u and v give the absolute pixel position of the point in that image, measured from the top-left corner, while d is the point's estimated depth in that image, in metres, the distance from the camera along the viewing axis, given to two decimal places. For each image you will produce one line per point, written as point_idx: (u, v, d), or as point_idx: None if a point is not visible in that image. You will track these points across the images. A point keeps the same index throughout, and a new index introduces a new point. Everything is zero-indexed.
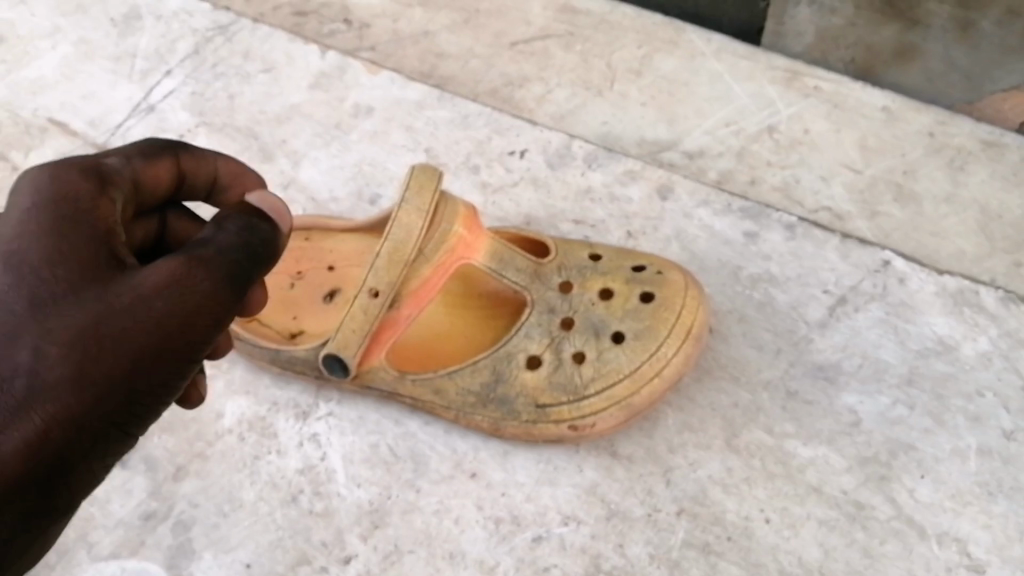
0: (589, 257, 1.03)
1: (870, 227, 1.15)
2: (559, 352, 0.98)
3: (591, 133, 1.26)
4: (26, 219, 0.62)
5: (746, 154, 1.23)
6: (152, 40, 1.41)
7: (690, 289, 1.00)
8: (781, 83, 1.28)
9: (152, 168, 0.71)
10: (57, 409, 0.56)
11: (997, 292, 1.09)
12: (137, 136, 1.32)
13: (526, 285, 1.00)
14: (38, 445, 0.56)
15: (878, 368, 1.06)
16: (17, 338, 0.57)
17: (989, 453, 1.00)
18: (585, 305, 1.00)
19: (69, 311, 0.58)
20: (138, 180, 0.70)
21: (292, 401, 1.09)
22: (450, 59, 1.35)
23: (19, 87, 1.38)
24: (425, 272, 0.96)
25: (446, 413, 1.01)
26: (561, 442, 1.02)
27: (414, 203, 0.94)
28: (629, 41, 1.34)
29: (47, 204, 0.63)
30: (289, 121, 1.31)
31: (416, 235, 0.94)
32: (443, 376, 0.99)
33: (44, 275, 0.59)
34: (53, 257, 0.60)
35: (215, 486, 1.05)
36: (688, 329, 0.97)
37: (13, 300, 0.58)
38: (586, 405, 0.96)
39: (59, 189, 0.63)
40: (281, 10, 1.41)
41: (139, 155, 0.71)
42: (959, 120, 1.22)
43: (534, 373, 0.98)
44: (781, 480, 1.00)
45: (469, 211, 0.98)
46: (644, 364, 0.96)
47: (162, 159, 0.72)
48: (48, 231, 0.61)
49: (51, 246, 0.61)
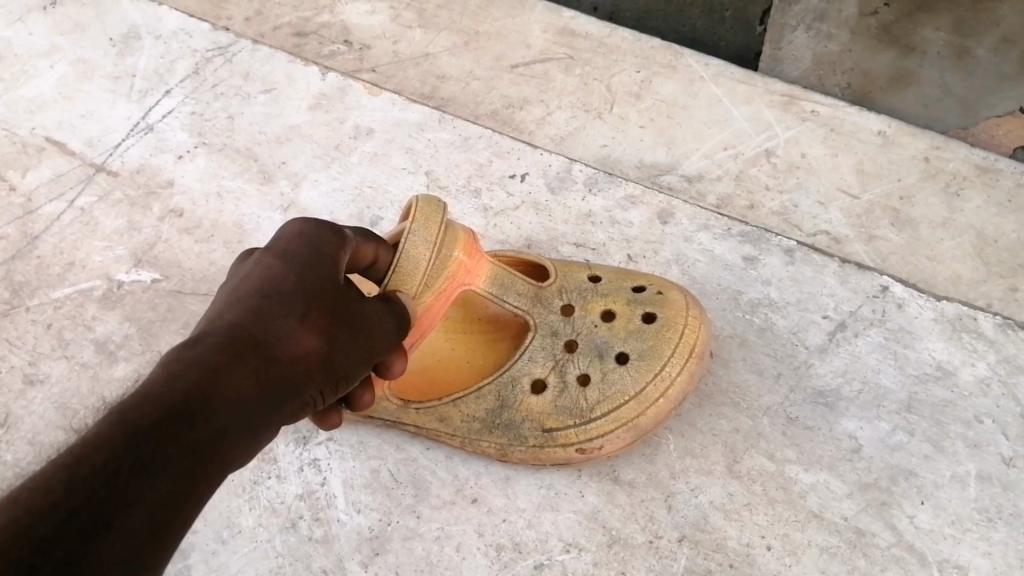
0: (589, 279, 1.03)
1: (867, 250, 1.16)
2: (564, 375, 0.98)
3: (591, 156, 1.27)
4: (289, 240, 0.79)
5: (745, 177, 1.24)
6: (151, 60, 1.41)
7: (692, 307, 1.00)
8: (778, 107, 1.29)
9: (364, 247, 0.85)
10: (311, 350, 0.74)
11: (995, 318, 1.09)
12: (136, 156, 1.31)
13: (528, 309, 0.99)
14: (295, 367, 0.72)
15: (878, 394, 1.05)
16: (287, 297, 0.74)
17: (989, 479, 0.99)
18: (587, 327, 0.99)
19: (324, 292, 0.76)
20: (354, 254, 0.84)
21: (291, 426, 1.08)
22: (451, 81, 1.36)
23: (17, 105, 1.38)
24: (428, 302, 0.90)
25: (451, 441, 1.01)
26: (566, 466, 1.01)
27: (423, 234, 0.88)
28: (629, 64, 1.35)
29: (305, 233, 0.79)
30: (289, 143, 1.31)
31: (423, 268, 0.88)
32: (448, 405, 0.98)
33: (305, 267, 0.76)
34: (310, 262, 0.77)
35: (213, 512, 1.04)
36: (691, 347, 0.97)
37: (284, 276, 0.75)
38: (593, 427, 0.95)
39: (314, 231, 0.79)
40: (282, 31, 1.44)
41: (360, 235, 0.85)
42: (955, 146, 1.23)
43: (539, 398, 0.98)
44: (782, 506, 0.99)
45: (468, 236, 0.94)
46: (650, 385, 0.95)
47: (370, 243, 0.86)
48: (308, 250, 0.78)
49: (308, 256, 0.77)
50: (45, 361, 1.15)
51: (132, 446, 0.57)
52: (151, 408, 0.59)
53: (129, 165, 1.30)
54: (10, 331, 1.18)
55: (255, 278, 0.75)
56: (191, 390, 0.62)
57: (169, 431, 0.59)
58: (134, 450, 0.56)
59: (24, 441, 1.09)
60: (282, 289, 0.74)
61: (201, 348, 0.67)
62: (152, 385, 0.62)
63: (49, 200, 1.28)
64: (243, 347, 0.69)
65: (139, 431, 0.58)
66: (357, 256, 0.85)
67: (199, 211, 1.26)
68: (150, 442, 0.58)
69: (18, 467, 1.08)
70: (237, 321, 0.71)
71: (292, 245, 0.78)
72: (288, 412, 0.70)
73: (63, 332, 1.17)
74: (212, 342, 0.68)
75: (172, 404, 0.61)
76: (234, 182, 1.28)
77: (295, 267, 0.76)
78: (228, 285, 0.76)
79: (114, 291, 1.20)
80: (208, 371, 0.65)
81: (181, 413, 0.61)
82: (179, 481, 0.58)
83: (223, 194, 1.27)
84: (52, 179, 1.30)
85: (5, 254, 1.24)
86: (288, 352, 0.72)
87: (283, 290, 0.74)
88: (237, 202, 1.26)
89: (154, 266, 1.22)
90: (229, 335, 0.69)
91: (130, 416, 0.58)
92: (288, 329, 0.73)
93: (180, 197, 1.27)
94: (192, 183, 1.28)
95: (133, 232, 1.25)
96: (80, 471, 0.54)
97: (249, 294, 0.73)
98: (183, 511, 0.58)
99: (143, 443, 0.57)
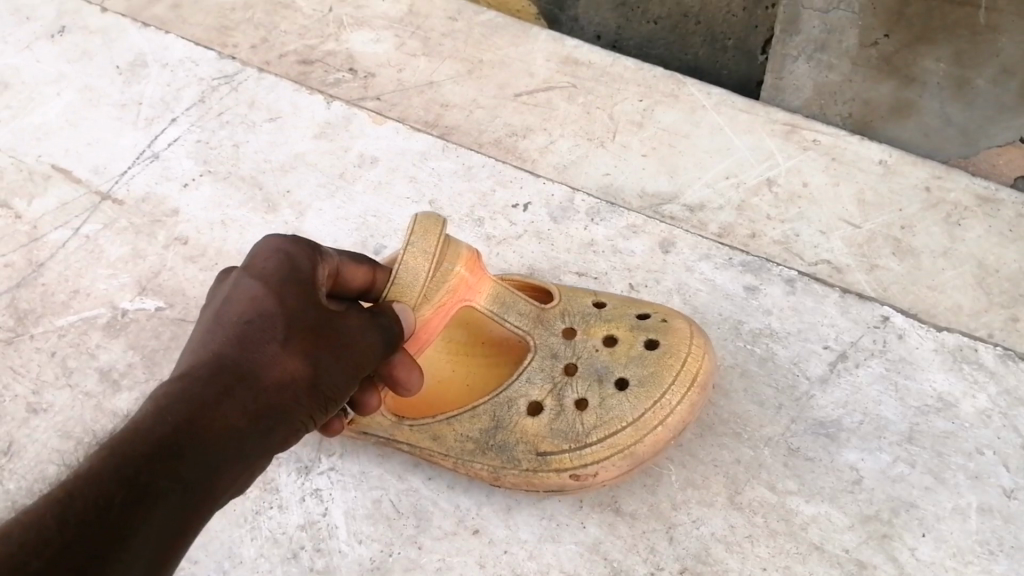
0: (593, 304, 1.03)
1: (868, 279, 1.17)
2: (560, 400, 0.98)
3: (593, 184, 1.28)
4: (267, 256, 0.81)
5: (747, 207, 1.25)
6: (158, 88, 1.42)
7: (696, 335, 1.00)
8: (780, 136, 1.30)
9: (356, 267, 0.88)
10: (298, 375, 0.77)
11: (996, 350, 1.09)
12: (142, 184, 1.32)
13: (528, 330, 0.99)
14: (280, 395, 0.76)
15: (879, 426, 1.05)
16: (269, 322, 0.77)
17: (990, 511, 0.99)
18: (588, 352, 0.99)
19: (307, 314, 0.79)
20: (343, 273, 0.87)
21: (295, 456, 1.09)
22: (455, 109, 1.38)
23: (23, 133, 1.39)
24: (426, 313, 0.91)
25: (444, 461, 1.00)
26: (560, 493, 1.00)
27: (421, 245, 0.89)
28: (631, 93, 1.36)
29: (283, 249, 0.81)
30: (293, 171, 1.31)
31: (423, 278, 0.89)
32: (443, 422, 0.98)
33: (285, 286, 0.79)
34: (291, 282, 0.79)
35: (216, 542, 1.04)
36: (693, 377, 0.97)
37: (263, 296, 0.78)
38: (587, 453, 0.95)
39: (289, 247, 0.82)
40: (287, 58, 1.46)
41: (350, 257, 0.88)
42: (956, 176, 1.24)
43: (535, 420, 0.98)
44: (783, 538, 0.99)
45: (471, 253, 0.94)
46: (649, 412, 0.95)
47: (362, 266, 0.89)
48: (286, 269, 0.80)
49: (288, 273, 0.80)
50: (49, 389, 1.15)
51: (125, 483, 0.61)
52: (142, 446, 0.64)
53: (134, 193, 1.31)
54: (14, 358, 1.18)
55: (238, 301, 0.79)
56: (178, 425, 0.67)
57: (158, 468, 0.63)
58: (126, 486, 0.61)
59: (24, 469, 1.09)
60: (264, 312, 0.78)
61: (188, 380, 0.71)
62: (142, 420, 0.67)
63: (55, 228, 1.29)
64: (228, 378, 0.73)
65: (130, 468, 0.62)
66: (350, 275, 0.88)
67: (204, 239, 1.26)
68: (141, 478, 0.62)
69: (19, 496, 1.07)
70: (222, 352, 0.75)
71: (272, 264, 0.80)
72: (275, 439, 0.75)
73: (67, 360, 1.17)
74: (200, 374, 0.73)
75: (161, 441, 0.65)
76: (238, 211, 1.28)
77: (274, 288, 0.79)
78: (210, 310, 0.80)
79: (118, 319, 1.20)
80: (195, 406, 0.69)
81: (171, 449, 0.65)
82: (171, 512, 0.62)
83: (228, 222, 1.27)
84: (57, 207, 1.31)
85: (9, 282, 1.25)
86: (274, 378, 0.76)
87: (265, 312, 0.78)
88: (241, 230, 1.26)
89: (159, 294, 1.22)
90: (214, 367, 0.73)
91: (122, 452, 0.63)
92: (272, 353, 0.77)
93: (185, 225, 1.28)
94: (198, 210, 1.29)
95: (137, 260, 1.25)
96: (75, 507, 0.58)
97: (231, 323, 0.77)
98: (175, 543, 0.62)
99: (135, 479, 0.61)
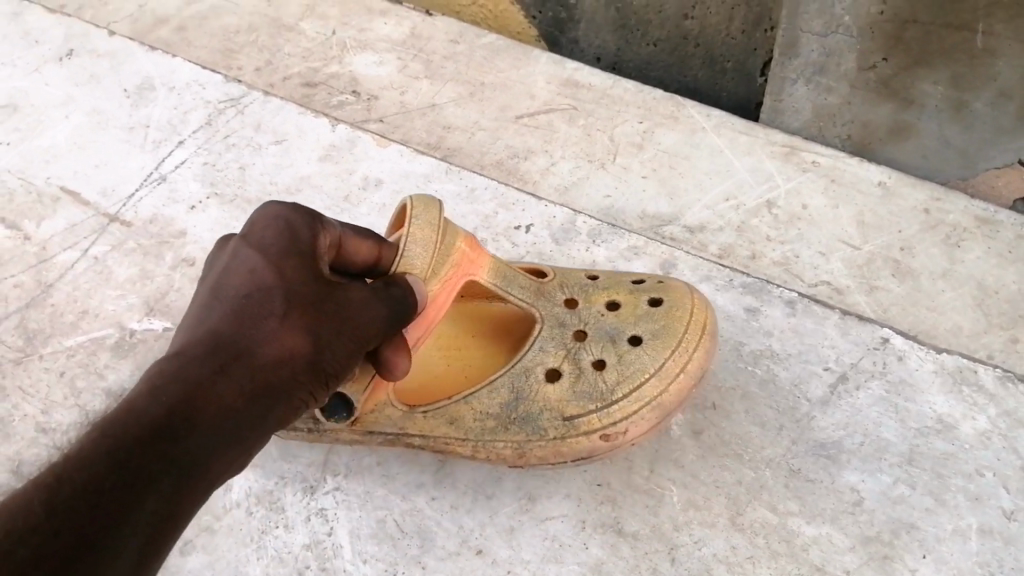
0: (587, 277, 1.06)
1: (868, 300, 1.18)
2: (578, 362, 0.99)
3: (593, 206, 1.29)
4: (265, 227, 0.84)
5: (746, 228, 1.26)
6: (165, 111, 1.43)
7: (694, 294, 1.03)
8: (779, 158, 1.32)
9: (360, 241, 0.90)
10: (295, 352, 0.80)
11: (995, 371, 1.10)
12: (150, 206, 1.33)
13: (532, 302, 1.01)
14: (277, 375, 0.78)
15: (879, 447, 1.06)
16: (266, 298, 0.80)
17: (989, 533, 0.99)
18: (594, 317, 1.02)
19: (304, 290, 0.82)
20: (347, 244, 0.89)
21: (300, 476, 1.09)
22: (457, 131, 1.39)
23: (32, 154, 1.40)
24: (434, 289, 0.92)
25: (464, 447, 0.99)
26: (590, 460, 0.99)
27: (425, 218, 0.91)
28: (631, 115, 1.38)
29: (282, 217, 0.84)
30: (299, 193, 1.32)
31: (430, 249, 0.91)
32: (460, 403, 0.98)
33: (281, 260, 0.82)
34: (287, 258, 0.82)
35: (222, 562, 1.04)
36: (702, 327, 0.99)
37: (262, 268, 0.81)
38: (616, 408, 0.96)
39: (287, 214, 0.84)
40: (292, 81, 1.48)
41: (354, 229, 0.90)
42: (954, 199, 1.26)
43: (555, 386, 0.98)
44: (785, 560, 0.99)
45: (470, 231, 0.96)
46: (670, 359, 0.97)
47: (367, 241, 0.90)
48: (283, 242, 0.83)
49: (286, 245, 0.83)
50: (57, 410, 1.15)
51: (116, 467, 0.64)
52: (135, 428, 0.67)
53: (142, 215, 1.32)
54: (22, 379, 1.18)
55: (235, 275, 0.82)
56: (172, 406, 0.70)
57: (151, 450, 0.66)
58: (117, 469, 0.63)
59: None
60: (261, 289, 0.80)
61: (184, 360, 0.74)
62: (137, 400, 0.69)
63: (63, 249, 1.30)
64: (224, 357, 0.76)
65: (121, 451, 0.65)
66: (355, 250, 0.90)
67: None
68: (131, 461, 0.65)
69: None
70: (219, 329, 0.78)
71: (270, 235, 0.83)
72: (272, 419, 0.77)
73: (75, 380, 1.18)
74: (196, 353, 0.75)
75: (155, 421, 0.68)
76: None
77: (270, 261, 0.82)
78: (208, 284, 0.83)
79: (125, 340, 1.21)
80: (190, 386, 0.72)
81: (164, 431, 0.68)
82: (164, 496, 0.65)
83: None
84: (66, 229, 1.32)
85: (17, 303, 1.26)
86: (271, 354, 0.78)
87: (263, 287, 0.81)
88: None
89: (166, 314, 1.22)
90: (210, 345, 0.76)
91: (114, 433, 0.66)
92: (271, 329, 0.79)
93: (192, 246, 1.28)
94: (205, 230, 1.30)
95: (145, 281, 1.26)
96: (64, 491, 0.61)
97: (228, 300, 0.80)
98: (169, 524, 0.65)
99: (125, 462, 0.64)
